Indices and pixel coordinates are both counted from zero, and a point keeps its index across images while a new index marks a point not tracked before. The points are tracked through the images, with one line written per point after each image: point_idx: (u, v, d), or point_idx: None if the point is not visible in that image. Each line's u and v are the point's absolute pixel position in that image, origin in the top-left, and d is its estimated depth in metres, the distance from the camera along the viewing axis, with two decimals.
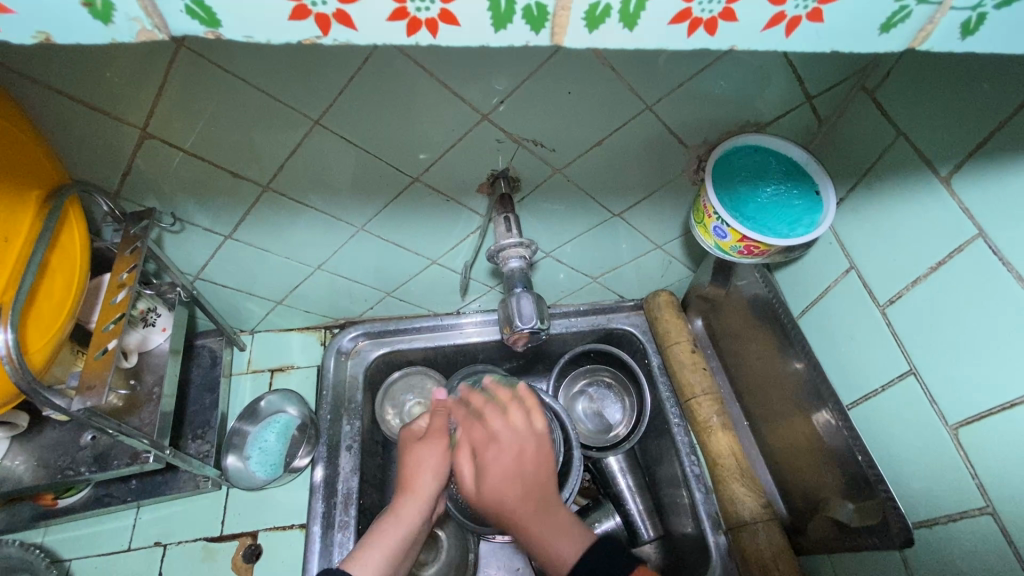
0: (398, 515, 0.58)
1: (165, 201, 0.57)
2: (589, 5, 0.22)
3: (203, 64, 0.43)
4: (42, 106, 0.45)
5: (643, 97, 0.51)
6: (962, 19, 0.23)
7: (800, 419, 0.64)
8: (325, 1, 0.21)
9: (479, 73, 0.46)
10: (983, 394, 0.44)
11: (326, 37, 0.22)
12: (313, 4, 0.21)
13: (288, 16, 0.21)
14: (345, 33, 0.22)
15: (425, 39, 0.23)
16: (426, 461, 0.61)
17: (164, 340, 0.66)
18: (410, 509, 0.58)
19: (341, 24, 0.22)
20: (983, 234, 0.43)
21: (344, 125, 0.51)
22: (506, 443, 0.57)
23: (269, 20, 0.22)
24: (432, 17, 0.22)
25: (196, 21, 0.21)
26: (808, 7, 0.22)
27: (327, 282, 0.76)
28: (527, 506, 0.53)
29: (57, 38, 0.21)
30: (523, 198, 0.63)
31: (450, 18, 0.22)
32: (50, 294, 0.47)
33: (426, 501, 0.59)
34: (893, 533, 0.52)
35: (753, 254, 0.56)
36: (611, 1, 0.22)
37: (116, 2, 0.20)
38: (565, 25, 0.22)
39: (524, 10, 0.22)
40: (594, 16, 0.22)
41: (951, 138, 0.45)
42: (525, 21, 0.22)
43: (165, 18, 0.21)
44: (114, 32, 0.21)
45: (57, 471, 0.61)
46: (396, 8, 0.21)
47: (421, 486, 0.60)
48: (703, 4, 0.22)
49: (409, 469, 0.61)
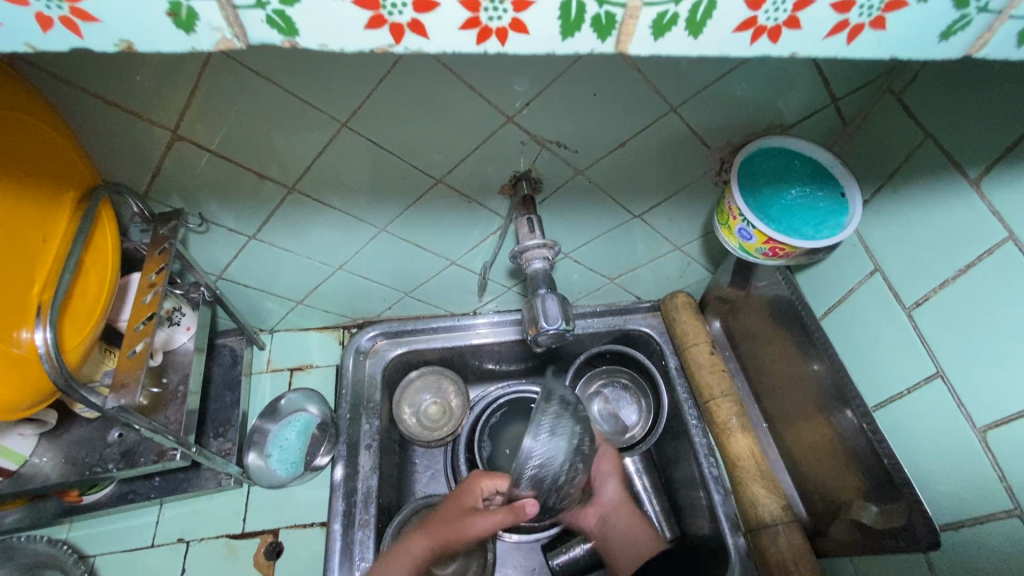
0: (409, 553, 0.64)
1: (191, 200, 0.58)
2: (657, 13, 0.22)
3: (235, 67, 0.43)
4: (77, 109, 0.45)
5: (668, 99, 0.51)
6: (1019, 27, 0.23)
7: (821, 421, 0.64)
8: (401, 9, 0.21)
9: (506, 75, 0.46)
10: (1013, 397, 0.44)
11: (397, 45, 0.23)
12: (388, 12, 0.21)
13: (365, 24, 0.22)
14: (416, 41, 0.23)
15: (492, 48, 0.23)
16: (461, 527, 0.64)
17: (189, 339, 0.67)
18: (420, 546, 0.64)
19: (413, 32, 0.22)
20: (1014, 237, 0.43)
21: (372, 127, 0.51)
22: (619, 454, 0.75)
23: (344, 27, 0.22)
24: (502, 25, 0.22)
25: (274, 30, 0.22)
26: (872, 14, 0.22)
27: (346, 281, 0.76)
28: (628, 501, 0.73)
29: (138, 47, 0.22)
30: (544, 199, 0.64)
31: (520, 27, 0.22)
32: (84, 294, 0.48)
33: (435, 539, 0.65)
34: (919, 535, 0.52)
35: (777, 256, 0.57)
36: (679, 9, 0.22)
37: (200, 12, 0.21)
38: (631, 33, 0.23)
39: (593, 18, 0.22)
40: (661, 24, 0.22)
41: (982, 140, 0.45)
42: (592, 29, 0.23)
43: (245, 28, 0.21)
44: (195, 41, 0.22)
45: (85, 468, 0.61)
46: (468, 17, 0.22)
47: (439, 535, 0.65)
48: (769, 11, 0.22)
49: (440, 523, 0.65)
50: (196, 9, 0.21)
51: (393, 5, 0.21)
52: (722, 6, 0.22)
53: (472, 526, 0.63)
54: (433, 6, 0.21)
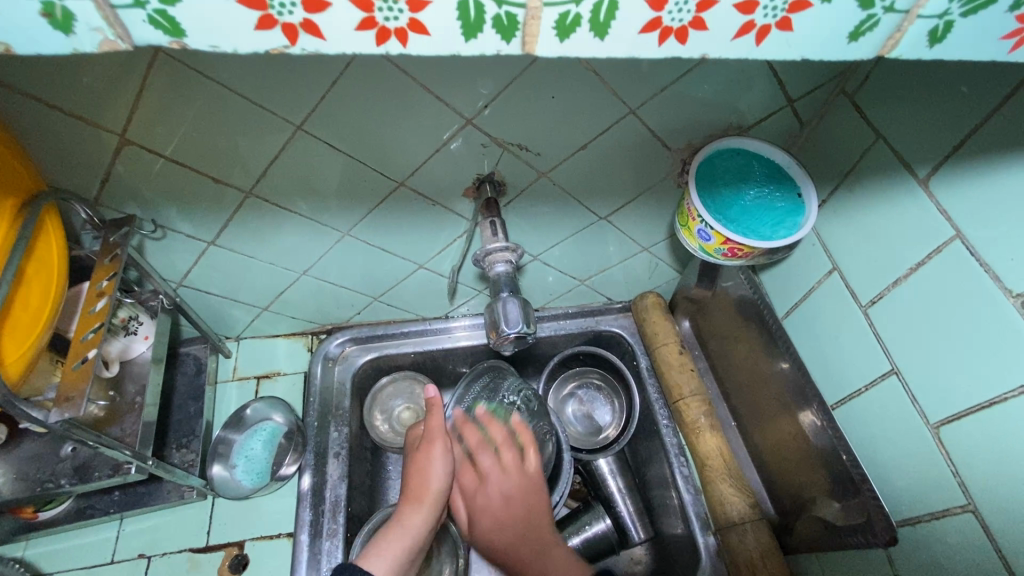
0: (404, 526, 0.57)
1: (146, 207, 0.56)
2: (560, 15, 0.22)
3: (183, 70, 0.42)
4: (18, 113, 0.43)
5: (626, 101, 0.51)
6: (930, 27, 0.23)
7: (786, 419, 0.65)
8: (291, 10, 0.21)
9: (461, 78, 0.46)
10: (965, 394, 0.45)
11: (294, 47, 0.23)
12: (279, 13, 0.21)
13: (255, 25, 0.21)
14: (313, 41, 0.22)
15: (395, 49, 0.23)
16: (431, 463, 0.61)
17: (147, 349, 0.65)
18: (416, 519, 0.58)
19: (309, 33, 0.22)
20: (961, 235, 0.44)
21: (328, 131, 0.50)
22: (494, 486, 0.63)
23: (236, 29, 0.21)
24: (400, 26, 0.22)
25: (160, 31, 0.21)
26: (777, 16, 0.23)
27: (313, 287, 0.75)
28: (509, 540, 0.62)
29: (17, 49, 0.21)
30: (508, 202, 0.63)
31: (420, 27, 0.22)
32: (26, 304, 0.46)
33: (429, 512, 0.59)
34: (877, 531, 0.53)
35: (737, 256, 0.57)
36: (582, 10, 0.22)
37: (76, 12, 0.20)
38: (536, 34, 0.23)
39: (495, 19, 0.22)
40: (565, 25, 0.22)
41: (929, 141, 0.45)
42: (496, 30, 0.22)
43: (127, 28, 0.21)
44: (76, 43, 0.21)
45: (37, 484, 0.59)
46: (364, 18, 0.22)
47: (429, 494, 0.59)
48: (673, 13, 0.22)
49: (415, 473, 0.61)
50: (73, 10, 0.20)
51: (282, 6, 0.21)
52: (625, 6, 0.22)
53: (444, 458, 0.61)
54: (326, 7, 0.21)
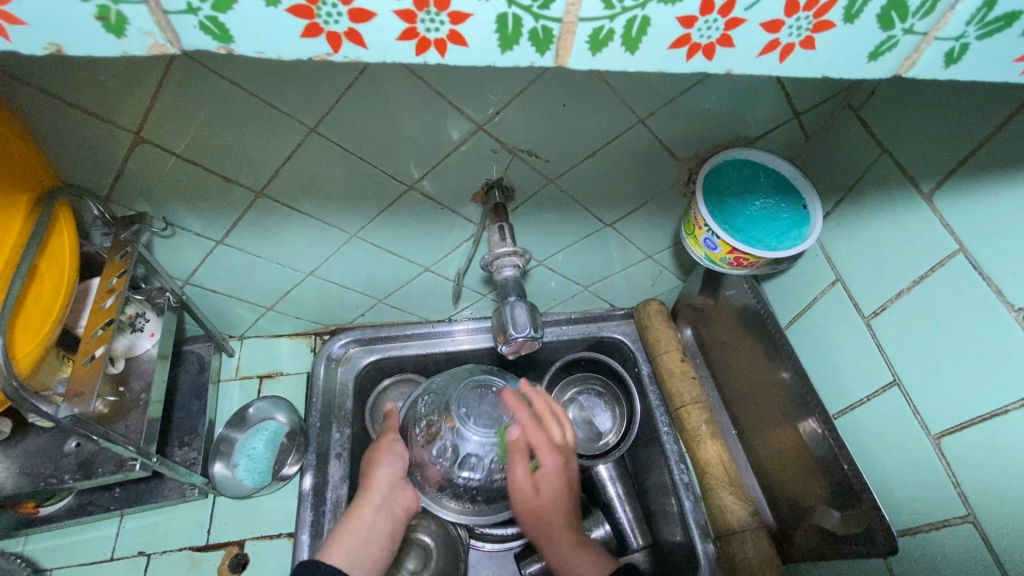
0: (356, 511, 0.62)
1: (157, 206, 0.56)
2: (591, 29, 0.23)
3: (198, 69, 0.43)
4: (35, 111, 0.44)
5: (636, 111, 0.52)
6: (946, 49, 0.24)
7: (787, 428, 0.65)
8: (336, 19, 0.22)
9: (475, 84, 0.46)
10: (966, 406, 0.45)
11: (337, 55, 0.23)
12: (324, 22, 0.22)
13: (299, 33, 0.22)
14: (354, 50, 0.23)
15: (432, 58, 0.24)
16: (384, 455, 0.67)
17: (153, 345, 0.66)
18: (364, 508, 0.62)
19: (351, 42, 0.23)
20: (965, 250, 0.44)
21: (340, 134, 0.51)
22: (552, 468, 0.63)
23: (278, 35, 0.22)
24: (440, 37, 0.23)
25: (208, 36, 0.22)
26: (800, 35, 0.23)
27: (318, 287, 0.75)
28: (565, 519, 0.64)
29: (67, 50, 0.21)
30: (516, 207, 0.64)
31: (458, 38, 0.23)
32: (38, 299, 0.47)
33: (376, 502, 0.63)
34: (879, 542, 0.52)
35: (741, 266, 0.58)
36: (613, 25, 0.23)
37: (129, 16, 0.20)
38: (569, 47, 0.24)
39: (530, 32, 0.23)
40: (596, 39, 0.23)
41: (935, 157, 0.46)
42: (530, 43, 0.23)
43: (177, 33, 0.21)
44: (126, 45, 0.22)
45: (39, 479, 0.59)
46: (405, 27, 0.22)
47: (377, 483, 0.64)
48: (701, 30, 0.23)
49: (370, 465, 0.66)
50: (125, 14, 0.20)
51: (328, 14, 0.21)
52: (654, 23, 0.23)
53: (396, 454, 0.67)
54: (369, 18, 0.22)
